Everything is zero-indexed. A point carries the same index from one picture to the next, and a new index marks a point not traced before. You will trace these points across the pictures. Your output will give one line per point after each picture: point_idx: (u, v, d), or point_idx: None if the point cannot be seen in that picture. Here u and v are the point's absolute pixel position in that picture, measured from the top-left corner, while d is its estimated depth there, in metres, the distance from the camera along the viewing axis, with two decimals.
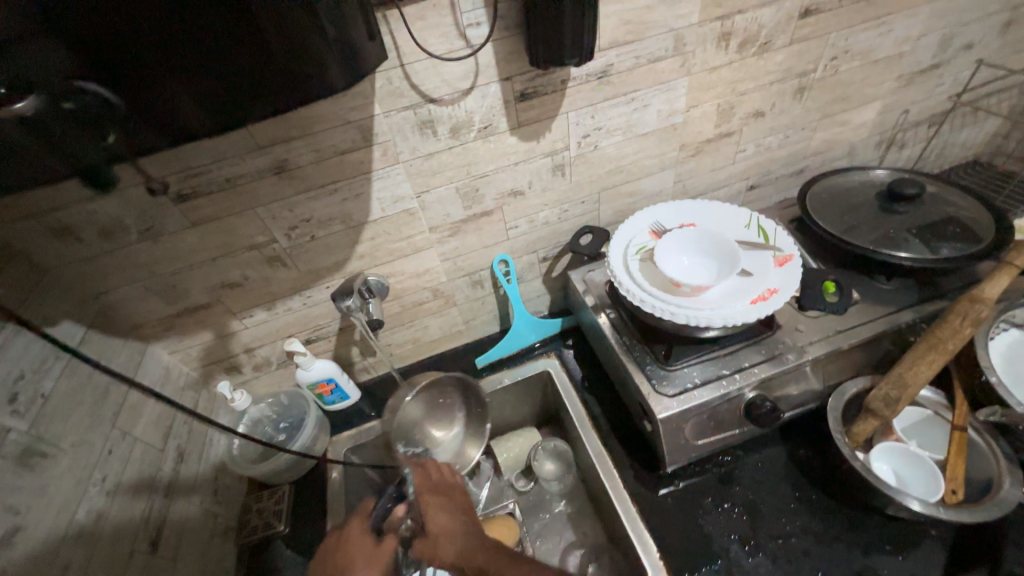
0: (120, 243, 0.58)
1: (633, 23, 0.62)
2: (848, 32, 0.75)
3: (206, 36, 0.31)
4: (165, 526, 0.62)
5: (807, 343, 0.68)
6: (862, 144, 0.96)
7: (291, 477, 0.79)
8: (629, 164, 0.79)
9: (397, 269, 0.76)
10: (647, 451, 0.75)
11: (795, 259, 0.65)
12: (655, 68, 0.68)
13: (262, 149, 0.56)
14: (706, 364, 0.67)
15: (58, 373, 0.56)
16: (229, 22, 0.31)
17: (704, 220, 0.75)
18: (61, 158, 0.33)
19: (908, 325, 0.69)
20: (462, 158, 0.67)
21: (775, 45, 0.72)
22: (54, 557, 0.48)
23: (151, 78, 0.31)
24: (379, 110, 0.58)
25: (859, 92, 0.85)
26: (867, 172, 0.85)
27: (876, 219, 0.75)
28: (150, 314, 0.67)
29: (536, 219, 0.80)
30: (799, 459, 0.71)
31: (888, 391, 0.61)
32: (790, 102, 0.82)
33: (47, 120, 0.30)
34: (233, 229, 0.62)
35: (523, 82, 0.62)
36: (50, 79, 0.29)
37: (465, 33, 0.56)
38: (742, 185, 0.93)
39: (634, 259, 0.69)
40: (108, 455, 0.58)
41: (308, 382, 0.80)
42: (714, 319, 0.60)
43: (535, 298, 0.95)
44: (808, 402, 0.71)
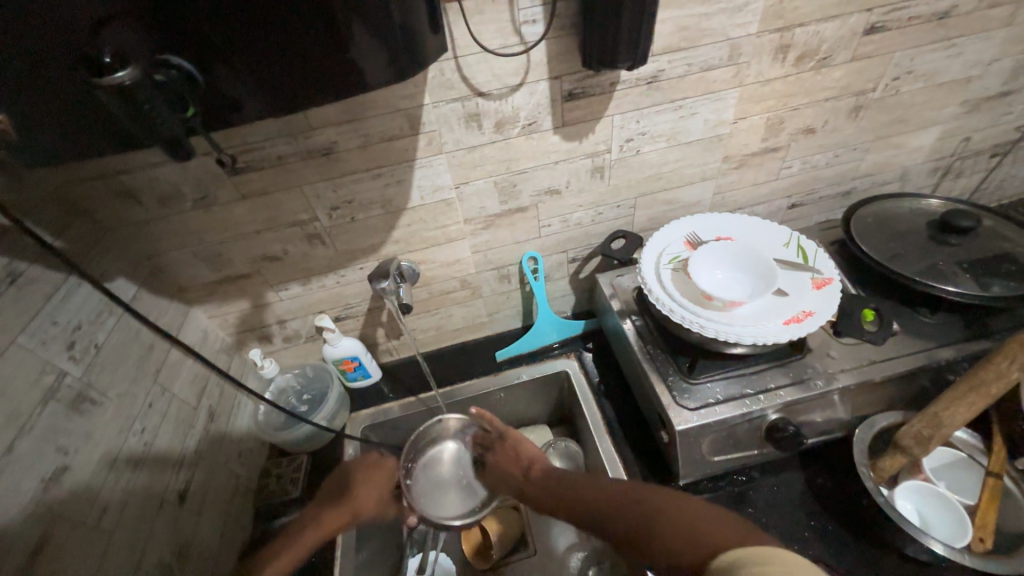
0: (175, 210, 0.61)
1: (688, 29, 0.61)
2: (914, 52, 0.72)
3: (280, 19, 0.32)
4: (193, 481, 0.66)
5: (838, 370, 0.66)
6: (916, 169, 0.92)
7: (310, 448, 0.82)
8: (669, 172, 0.78)
9: (429, 257, 0.78)
10: (659, 462, 0.74)
11: (834, 283, 0.63)
12: (706, 77, 0.67)
13: (314, 130, 0.58)
14: (730, 382, 0.66)
15: (111, 326, 0.59)
16: (304, 6, 0.32)
17: (741, 234, 0.74)
18: (145, 130, 0.33)
19: (948, 362, 0.67)
20: (503, 153, 0.67)
21: (834, 61, 0.70)
22: (95, 498, 0.51)
23: (228, 57, 0.33)
24: (429, 100, 0.59)
25: (918, 115, 0.82)
26: (919, 200, 0.82)
27: (924, 248, 0.72)
28: (195, 279, 0.70)
29: (570, 219, 0.80)
30: (817, 487, 0.70)
31: (919, 429, 0.60)
32: (844, 121, 0.79)
33: (144, 92, 0.31)
34: (279, 205, 0.64)
35: (572, 82, 0.62)
36: (143, 53, 0.31)
37: (520, 29, 0.56)
38: (784, 202, 0.91)
39: (666, 267, 0.68)
40: (149, 408, 0.62)
41: (334, 358, 0.83)
42: (744, 336, 0.59)
43: (560, 297, 0.95)
44: (833, 430, 0.70)
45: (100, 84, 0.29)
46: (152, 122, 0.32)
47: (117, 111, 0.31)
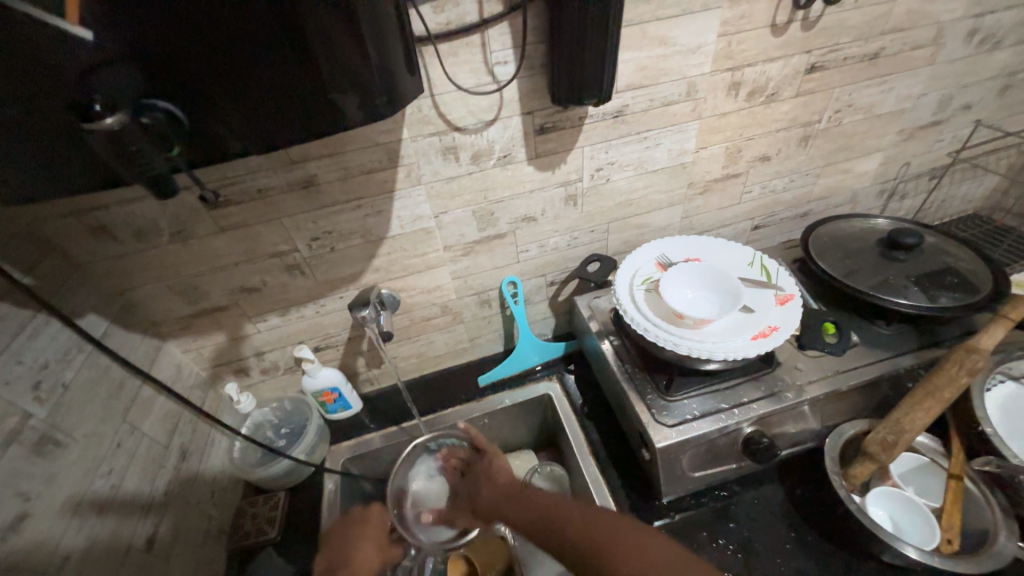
0: (151, 244, 0.61)
1: (649, 69, 0.66)
2: (851, 87, 0.80)
3: (263, 63, 0.34)
4: (162, 525, 0.63)
5: (805, 382, 0.69)
6: (864, 192, 0.99)
7: (288, 484, 0.80)
8: (638, 199, 0.82)
9: (409, 284, 0.79)
10: (643, 481, 0.75)
11: (795, 298, 0.67)
12: (668, 111, 0.72)
13: (295, 164, 0.59)
14: (706, 398, 0.68)
15: (79, 363, 0.58)
16: (285, 50, 0.34)
17: (708, 254, 0.78)
18: (133, 170, 0.34)
19: (906, 370, 0.71)
20: (480, 183, 0.70)
21: (782, 96, 0.77)
22: (55, 547, 0.49)
23: (213, 101, 0.35)
24: (407, 135, 0.62)
25: (862, 143, 0.89)
26: (868, 220, 0.88)
27: (875, 264, 0.77)
28: (169, 313, 0.69)
29: (547, 244, 0.83)
30: (796, 498, 0.71)
31: (884, 435, 0.63)
32: (795, 149, 0.86)
33: (130, 134, 0.32)
34: (259, 237, 0.65)
35: (543, 117, 0.66)
36: (130, 97, 0.32)
37: (493, 69, 0.60)
38: (747, 225, 0.96)
39: (639, 289, 0.71)
40: (116, 448, 0.59)
41: (313, 389, 0.82)
42: (715, 352, 0.61)
43: (540, 320, 0.97)
44: (806, 441, 0.72)
45: (90, 127, 0.31)
46: (139, 161, 0.34)
47: (106, 155, 0.33)
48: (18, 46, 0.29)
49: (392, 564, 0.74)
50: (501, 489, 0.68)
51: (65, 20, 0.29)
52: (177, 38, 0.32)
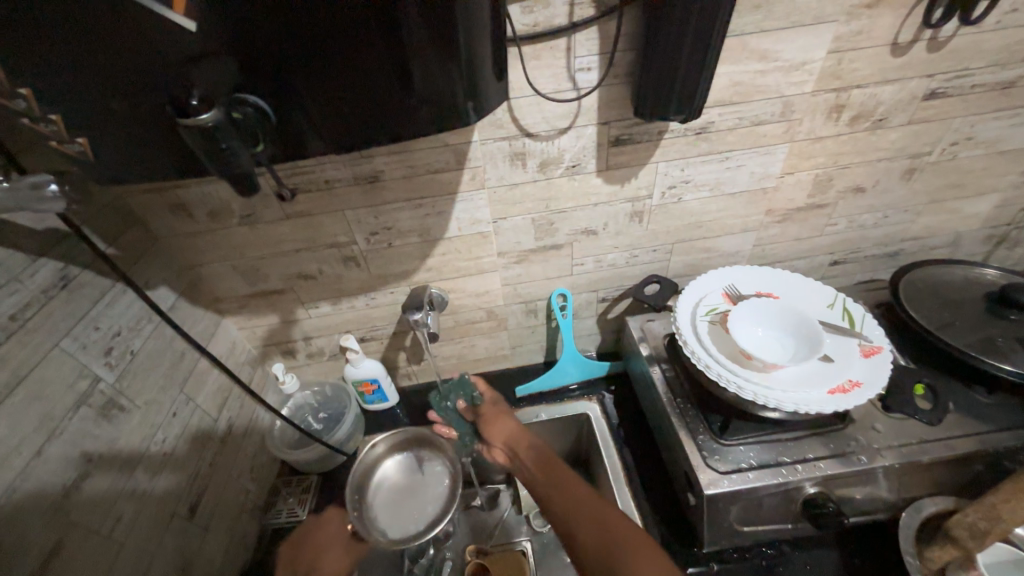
0: (222, 224, 0.63)
1: (742, 85, 0.61)
2: (975, 118, 0.70)
3: (356, 64, 0.33)
4: (204, 495, 0.65)
5: (882, 446, 0.61)
6: (969, 235, 0.88)
7: (321, 469, 0.81)
8: (709, 221, 0.76)
9: (459, 286, 0.78)
10: (681, 523, 0.70)
11: (884, 352, 0.60)
12: (757, 131, 0.66)
13: (363, 159, 0.59)
14: (765, 447, 0.63)
15: (147, 333, 0.60)
16: (376, 49, 0.33)
17: (783, 290, 0.71)
18: (221, 167, 0.34)
19: (1008, 449, 0.61)
20: (544, 191, 0.67)
21: (890, 123, 0.68)
22: (110, 507, 0.51)
23: (299, 98, 0.34)
24: (477, 137, 0.60)
25: (976, 181, 0.79)
26: (973, 269, 0.78)
27: (978, 321, 0.68)
28: (231, 291, 0.72)
29: (604, 259, 0.79)
30: (854, 570, 0.64)
31: (975, 520, 0.55)
32: (896, 182, 0.77)
33: (224, 131, 0.32)
34: (321, 226, 0.65)
35: (620, 128, 0.62)
36: (223, 91, 0.32)
37: (575, 76, 0.57)
38: (825, 259, 0.88)
39: (703, 319, 0.66)
40: (172, 417, 0.62)
41: (354, 378, 0.82)
42: (785, 402, 0.56)
43: (585, 336, 0.93)
44: (875, 511, 0.64)
45: (186, 124, 0.31)
46: (228, 158, 0.33)
47: (200, 150, 0.33)
48: (131, 38, 0.29)
49: (410, 560, 0.77)
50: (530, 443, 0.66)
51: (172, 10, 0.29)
52: (274, 32, 0.31)
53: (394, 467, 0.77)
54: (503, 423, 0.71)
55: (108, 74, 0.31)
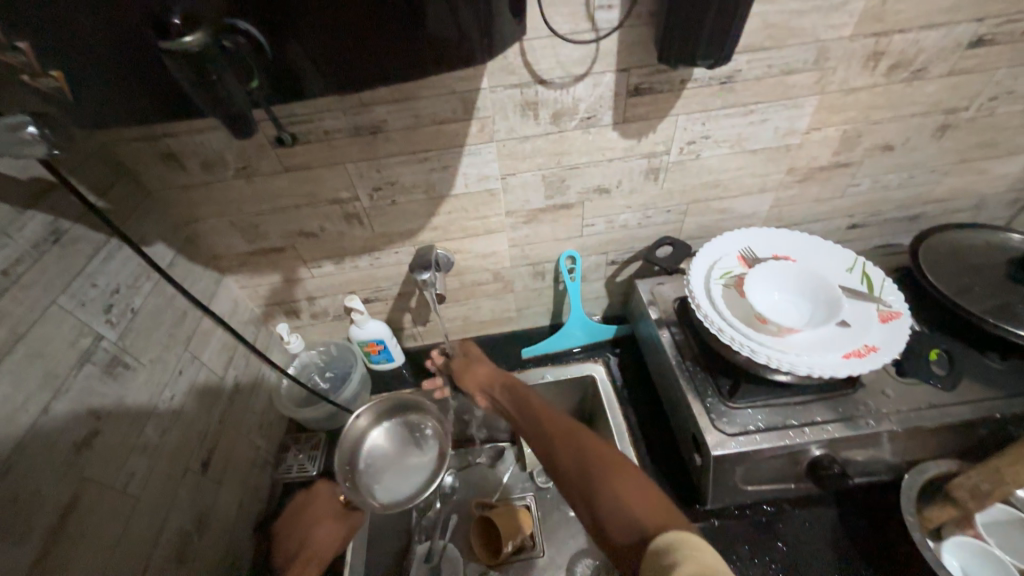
0: (218, 177, 0.60)
1: (775, 27, 0.56)
2: (1020, 70, 0.65)
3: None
4: (216, 451, 0.66)
5: (891, 410, 0.61)
6: (995, 198, 0.85)
7: (329, 427, 0.82)
8: (727, 180, 0.73)
9: (465, 247, 0.75)
10: (684, 481, 0.71)
11: (902, 318, 0.59)
12: (786, 81, 0.61)
13: (364, 107, 0.55)
14: (773, 411, 0.62)
15: (147, 291, 0.59)
16: None
17: (800, 253, 0.69)
18: (212, 103, 0.31)
19: (1016, 415, 0.61)
20: (556, 146, 0.64)
21: (929, 73, 0.64)
22: (122, 463, 0.51)
23: (299, 32, 0.31)
24: (487, 84, 0.55)
25: (1011, 140, 0.74)
26: (998, 234, 0.75)
27: (999, 287, 0.66)
28: (230, 249, 0.70)
29: (616, 220, 0.76)
30: (851, 527, 0.66)
31: (977, 482, 0.56)
32: (926, 140, 0.73)
33: (212, 58, 0.28)
34: (321, 181, 0.62)
35: (640, 76, 0.58)
36: (210, 16, 0.29)
37: (594, 15, 0.52)
38: (843, 222, 0.85)
39: (717, 283, 0.64)
40: (178, 375, 0.61)
41: (359, 339, 0.82)
42: (798, 366, 0.55)
43: (592, 299, 0.92)
44: (877, 472, 0.65)
45: (169, 49, 0.27)
46: (218, 93, 0.30)
47: (187, 84, 0.29)
48: None
49: (418, 513, 0.81)
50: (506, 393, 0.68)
51: None
52: None
53: (382, 435, 0.76)
54: (480, 372, 0.73)
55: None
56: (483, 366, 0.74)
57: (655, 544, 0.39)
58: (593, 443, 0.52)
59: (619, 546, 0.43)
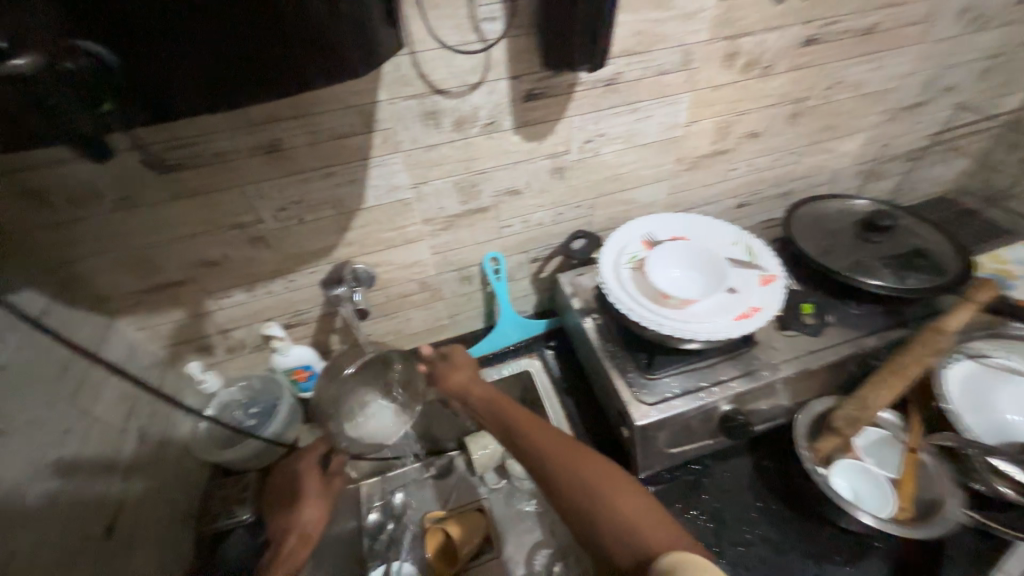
0: (92, 212, 0.55)
1: (644, 34, 0.62)
2: (843, 64, 0.78)
3: (225, 20, 0.30)
4: (122, 510, 0.59)
5: (780, 361, 0.70)
6: (844, 172, 1.00)
7: (258, 464, 0.76)
8: (626, 174, 0.79)
9: (386, 259, 0.75)
10: (620, 457, 0.76)
11: (778, 279, 0.68)
12: (661, 81, 0.68)
13: (255, 125, 0.53)
14: (686, 377, 0.69)
15: (14, 344, 0.51)
16: (250, 7, 0.30)
17: (694, 233, 0.77)
18: (53, 127, 0.30)
19: (873, 350, 0.73)
20: (462, 152, 0.66)
21: (776, 70, 0.74)
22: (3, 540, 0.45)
23: (156, 57, 0.30)
24: (383, 97, 0.56)
25: (847, 122, 0.89)
26: (847, 201, 0.89)
27: (851, 245, 0.78)
28: (119, 288, 0.63)
29: (531, 219, 0.80)
30: (763, 470, 0.75)
31: (850, 411, 0.65)
32: (784, 126, 0.84)
33: (45, 85, 0.28)
34: (217, 205, 0.59)
35: (532, 82, 0.62)
36: (43, 37, 0.27)
37: (480, 26, 0.54)
38: (731, 203, 0.96)
39: (625, 267, 0.70)
40: (67, 435, 0.55)
41: (284, 367, 0.78)
42: (698, 332, 0.61)
43: (521, 297, 0.95)
44: (778, 418, 0.74)
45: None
46: (58, 117, 0.29)
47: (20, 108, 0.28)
48: None
49: (370, 539, 0.79)
50: (490, 402, 0.66)
51: None
52: None
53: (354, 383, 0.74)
54: (460, 377, 0.71)
55: None
56: (461, 372, 0.72)
57: (663, 564, 0.41)
58: (592, 460, 0.54)
59: (624, 567, 0.45)
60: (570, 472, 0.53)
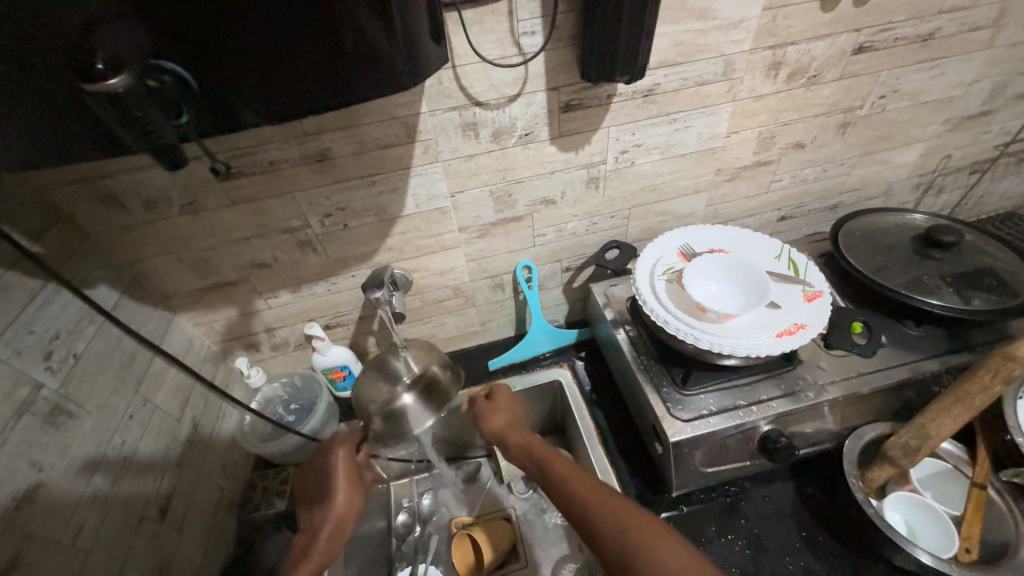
0: (162, 216, 0.60)
1: (684, 45, 0.62)
2: (899, 71, 0.74)
3: (289, 38, 0.32)
4: (175, 494, 0.63)
5: (827, 381, 0.66)
6: (899, 184, 0.94)
7: (296, 459, 0.79)
8: (663, 184, 0.78)
9: (422, 265, 0.77)
10: (653, 474, 0.74)
11: (825, 295, 0.64)
12: (701, 91, 0.67)
13: (307, 137, 0.57)
14: (724, 394, 0.66)
15: (90, 335, 0.57)
16: (311, 24, 0.32)
17: (734, 246, 0.75)
18: (139, 137, 0.33)
19: (933, 375, 0.68)
20: (499, 162, 0.67)
21: (824, 79, 0.72)
22: (70, 514, 0.49)
23: (227, 73, 0.33)
24: (426, 109, 0.59)
25: (903, 132, 0.84)
26: (903, 215, 0.84)
27: (908, 262, 0.74)
28: (180, 286, 0.68)
29: (565, 229, 0.80)
30: (807, 497, 0.70)
31: (907, 440, 0.60)
32: (832, 137, 0.81)
33: (136, 99, 0.31)
34: (271, 211, 0.63)
35: (569, 94, 0.63)
36: (135, 59, 0.31)
37: (520, 41, 0.56)
38: (774, 215, 0.92)
39: (660, 278, 0.68)
40: (129, 420, 0.59)
41: (323, 367, 0.81)
42: (737, 348, 0.59)
43: (553, 306, 0.95)
44: (823, 442, 0.70)
45: (92, 89, 0.29)
46: (145, 127, 0.32)
47: (112, 122, 0.31)
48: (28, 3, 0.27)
49: (398, 540, 0.81)
50: (526, 446, 0.66)
51: None
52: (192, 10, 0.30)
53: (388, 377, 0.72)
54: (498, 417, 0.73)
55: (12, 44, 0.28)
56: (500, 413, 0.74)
57: None
58: (631, 509, 0.51)
59: None
60: (608, 524, 0.50)
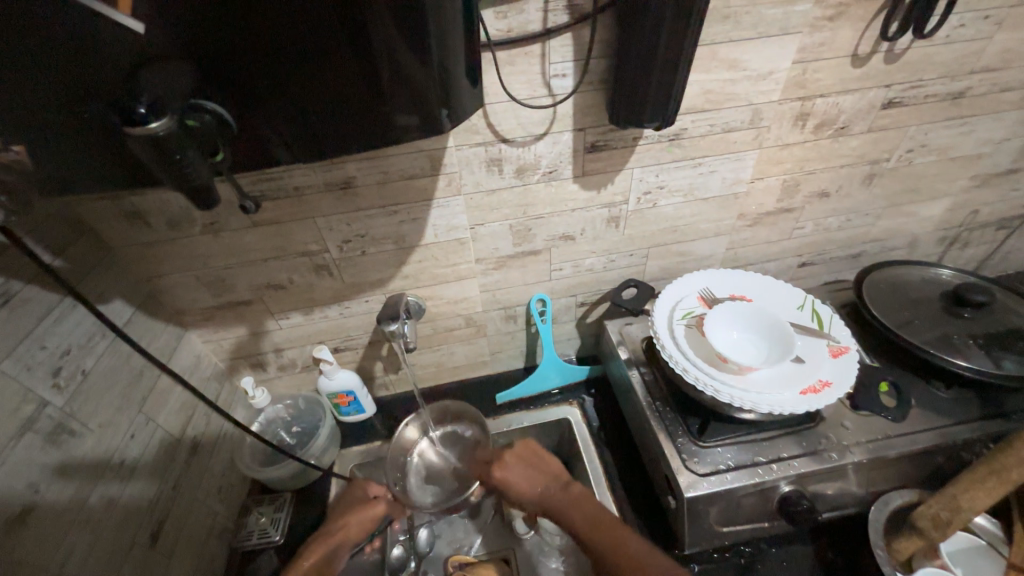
0: (183, 234, 0.60)
1: (713, 93, 0.62)
2: (928, 127, 0.74)
3: (326, 78, 0.33)
4: (168, 520, 0.61)
5: (851, 442, 0.63)
6: (924, 237, 0.93)
7: (294, 486, 0.77)
8: (684, 226, 0.78)
9: (437, 293, 0.76)
10: (663, 528, 0.70)
11: (851, 352, 0.62)
12: (727, 137, 0.67)
13: (333, 165, 0.57)
14: (742, 448, 0.64)
15: (101, 350, 0.56)
16: (348, 65, 0.32)
17: (755, 293, 0.73)
18: (175, 179, 0.31)
19: (964, 441, 0.64)
20: (521, 197, 0.67)
21: (852, 130, 0.71)
22: (60, 540, 0.47)
23: (262, 109, 0.33)
24: (452, 143, 0.59)
25: (930, 186, 0.83)
26: (930, 269, 0.82)
27: (935, 318, 0.71)
28: (194, 303, 0.68)
29: (582, 264, 0.79)
30: (827, 563, 0.66)
31: (938, 512, 0.56)
32: (857, 187, 0.80)
33: (176, 140, 0.30)
34: (291, 234, 0.63)
35: (595, 134, 0.63)
36: (177, 98, 0.30)
37: (550, 82, 0.56)
38: (794, 261, 0.91)
39: (679, 323, 0.67)
40: (130, 439, 0.58)
41: (328, 391, 0.80)
42: (759, 403, 0.57)
43: (565, 340, 0.93)
44: (846, 506, 0.67)
45: (134, 132, 0.28)
46: (180, 169, 0.31)
47: (149, 161, 0.30)
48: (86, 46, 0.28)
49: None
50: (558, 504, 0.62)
51: (118, 11, 0.28)
52: (233, 53, 0.30)
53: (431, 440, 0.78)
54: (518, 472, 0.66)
55: (63, 82, 0.29)
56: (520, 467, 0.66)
57: None
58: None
59: None
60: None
